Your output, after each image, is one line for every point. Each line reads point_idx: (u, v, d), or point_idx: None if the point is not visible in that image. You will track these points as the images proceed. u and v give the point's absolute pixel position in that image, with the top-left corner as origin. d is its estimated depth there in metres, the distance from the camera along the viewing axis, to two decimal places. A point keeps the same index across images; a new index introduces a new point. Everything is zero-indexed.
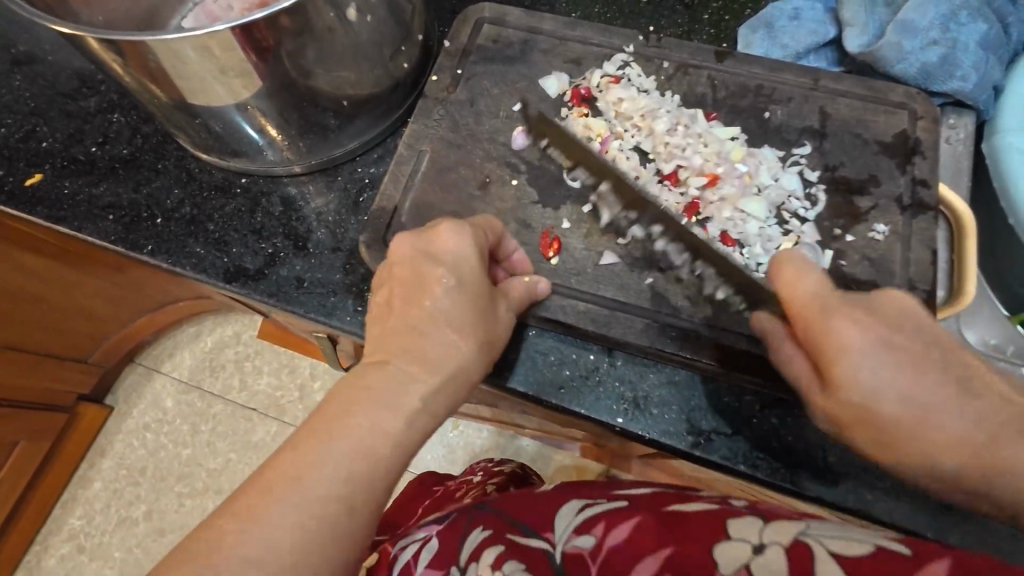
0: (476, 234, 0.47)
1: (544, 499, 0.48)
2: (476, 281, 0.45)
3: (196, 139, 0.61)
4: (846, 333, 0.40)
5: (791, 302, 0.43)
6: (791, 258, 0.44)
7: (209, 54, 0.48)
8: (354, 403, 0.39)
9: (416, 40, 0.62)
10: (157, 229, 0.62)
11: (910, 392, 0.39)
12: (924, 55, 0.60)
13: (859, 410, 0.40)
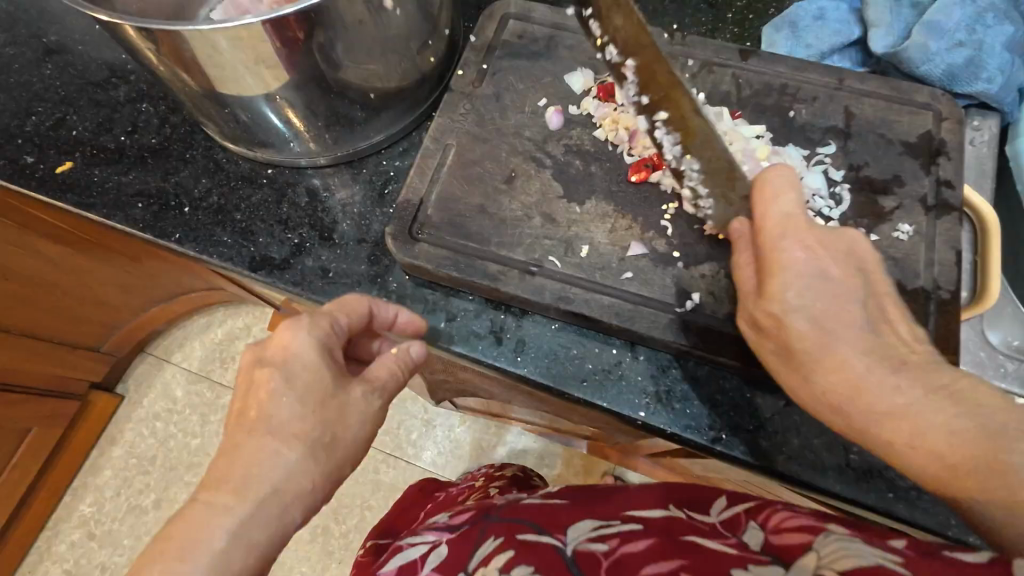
0: (317, 327, 0.44)
1: (552, 509, 0.56)
2: (315, 378, 0.42)
3: (225, 129, 0.62)
4: (796, 254, 0.43)
5: (762, 216, 0.45)
6: (773, 175, 0.46)
7: (242, 43, 0.49)
8: (176, 530, 0.37)
9: (443, 35, 0.62)
10: (185, 218, 0.63)
11: (843, 314, 0.41)
12: (949, 56, 0.61)
13: (786, 315, 0.42)
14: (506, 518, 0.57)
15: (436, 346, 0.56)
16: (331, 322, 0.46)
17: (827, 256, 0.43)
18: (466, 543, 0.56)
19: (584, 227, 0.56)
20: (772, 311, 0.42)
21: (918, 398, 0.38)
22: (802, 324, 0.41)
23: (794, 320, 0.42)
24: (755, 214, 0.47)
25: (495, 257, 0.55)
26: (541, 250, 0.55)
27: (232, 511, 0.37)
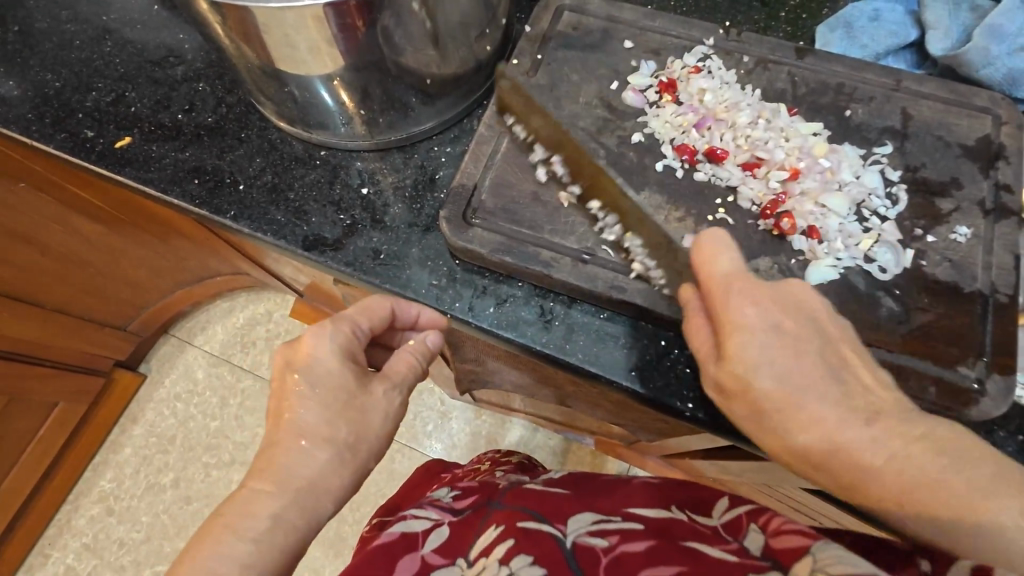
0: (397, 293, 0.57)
1: (557, 499, 0.62)
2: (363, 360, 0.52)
3: (281, 107, 0.63)
4: (749, 309, 0.44)
5: (707, 279, 0.46)
6: (710, 236, 0.47)
7: (314, 22, 0.50)
8: (239, 497, 0.45)
9: (500, 24, 0.63)
10: (239, 196, 0.64)
11: (768, 368, 0.43)
12: (1011, 61, 0.60)
13: (750, 374, 0.43)
14: (507, 506, 0.62)
15: (482, 330, 0.57)
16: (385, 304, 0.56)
17: (770, 305, 0.44)
18: (469, 527, 0.61)
19: (637, 217, 0.56)
20: (739, 373, 0.43)
21: (900, 452, 0.40)
22: (767, 384, 0.42)
23: (760, 380, 0.43)
24: (699, 272, 0.47)
25: (547, 243, 0.55)
26: (594, 238, 0.55)
27: (281, 503, 0.45)
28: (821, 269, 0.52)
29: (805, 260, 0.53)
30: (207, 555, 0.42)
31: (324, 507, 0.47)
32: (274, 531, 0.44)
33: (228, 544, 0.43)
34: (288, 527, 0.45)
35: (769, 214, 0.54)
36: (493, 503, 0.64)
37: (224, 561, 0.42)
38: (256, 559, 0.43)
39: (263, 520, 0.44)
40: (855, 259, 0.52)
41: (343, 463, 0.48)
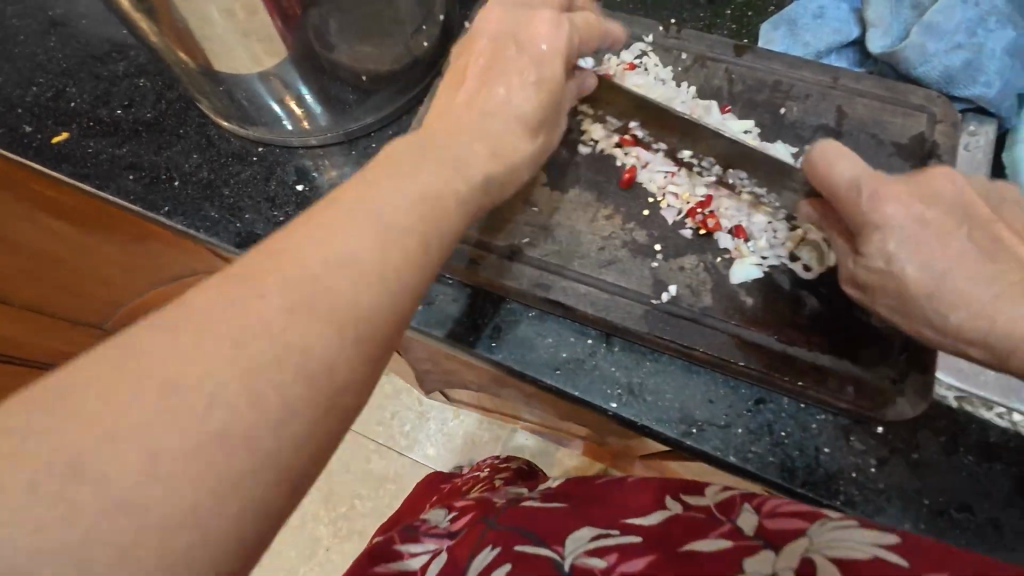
0: (515, 74, 0.47)
1: (558, 513, 0.47)
2: (556, 72, 0.48)
3: (216, 105, 0.62)
4: (890, 209, 0.43)
5: (832, 191, 0.45)
6: (823, 147, 0.46)
7: (246, 26, 0.49)
8: (331, 220, 0.33)
9: (438, 20, 0.63)
10: (174, 191, 0.63)
11: (965, 243, 0.43)
12: (947, 59, 0.59)
13: (877, 235, 0.44)
14: (503, 521, 0.48)
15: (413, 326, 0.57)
16: (522, 77, 0.47)
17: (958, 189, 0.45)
18: (466, 540, 0.49)
19: (567, 215, 0.55)
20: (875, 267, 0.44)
21: None
22: (913, 271, 0.42)
23: (904, 268, 0.43)
24: (819, 185, 0.46)
25: (474, 241, 0.55)
26: (522, 235, 0.55)
27: (296, 303, 0.30)
28: (743, 267, 0.52)
29: (729, 259, 0.52)
30: (156, 337, 0.28)
31: (343, 378, 0.31)
32: (270, 400, 0.29)
33: (310, 240, 0.32)
34: (302, 295, 0.30)
35: (695, 212, 0.54)
36: (488, 518, 0.50)
37: (225, 319, 0.29)
38: (240, 450, 0.28)
39: (321, 244, 0.32)
40: (779, 258, 0.52)
41: (401, 229, 0.34)
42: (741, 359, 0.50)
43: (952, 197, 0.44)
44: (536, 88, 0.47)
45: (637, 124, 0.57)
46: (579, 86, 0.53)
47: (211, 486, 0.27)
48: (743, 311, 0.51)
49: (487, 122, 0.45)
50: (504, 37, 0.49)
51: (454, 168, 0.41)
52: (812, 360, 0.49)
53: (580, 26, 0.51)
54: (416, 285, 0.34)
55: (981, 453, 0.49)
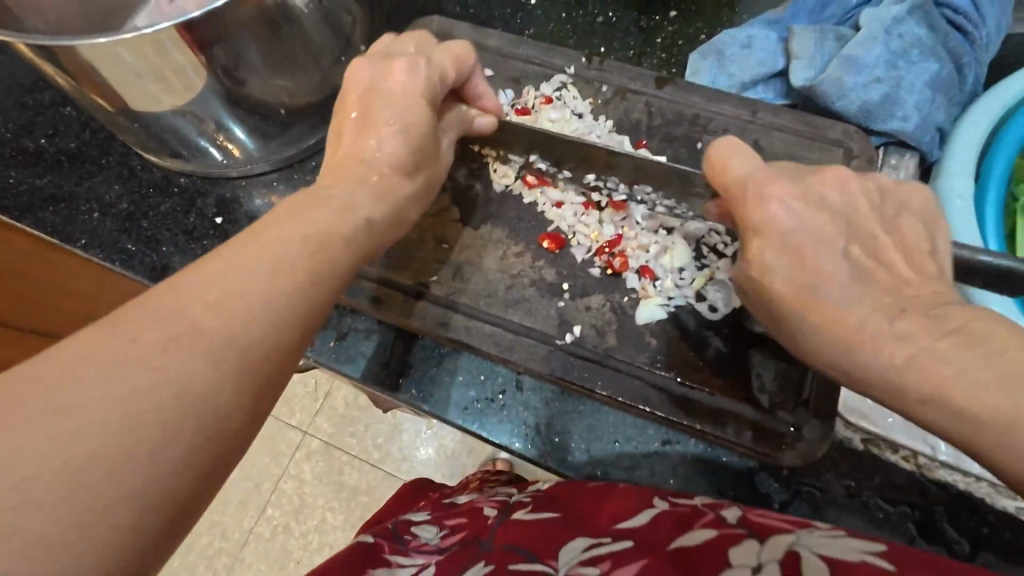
0: (382, 124, 0.46)
1: (553, 527, 0.44)
2: (423, 111, 0.47)
3: (135, 139, 0.60)
4: (777, 208, 0.42)
5: (726, 187, 0.45)
6: (720, 143, 0.45)
7: (148, 65, 0.48)
8: (210, 264, 0.32)
9: (359, 51, 0.63)
10: (92, 224, 0.63)
11: (842, 261, 0.41)
12: (865, 93, 0.59)
13: (766, 235, 0.42)
14: (499, 542, 0.45)
15: (322, 360, 0.56)
16: (390, 127, 0.46)
17: (846, 194, 0.44)
18: (461, 555, 0.45)
19: (477, 253, 0.55)
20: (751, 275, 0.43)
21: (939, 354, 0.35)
22: (781, 286, 0.41)
23: (773, 280, 0.41)
24: (716, 182, 0.45)
25: (381, 278, 0.54)
26: (430, 273, 0.54)
27: (172, 345, 0.29)
28: (649, 307, 0.51)
29: (636, 298, 0.52)
30: (25, 383, 0.27)
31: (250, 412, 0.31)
32: (138, 425, 0.27)
33: (194, 287, 0.31)
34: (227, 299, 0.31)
35: (604, 252, 0.54)
36: (483, 538, 0.46)
37: (92, 367, 0.28)
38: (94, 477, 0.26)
39: (202, 288, 0.31)
40: (686, 298, 0.52)
41: (279, 264, 0.34)
42: (641, 403, 0.48)
43: (841, 202, 0.44)
44: (405, 133, 0.46)
45: (537, 156, 0.54)
46: (471, 118, 0.53)
47: (71, 516, 0.25)
48: (647, 352, 0.50)
49: (361, 168, 0.44)
50: (368, 89, 0.47)
51: (346, 209, 0.40)
52: (711, 404, 0.48)
53: (442, 61, 0.49)
54: (297, 312, 0.33)
55: (882, 493, 0.49)
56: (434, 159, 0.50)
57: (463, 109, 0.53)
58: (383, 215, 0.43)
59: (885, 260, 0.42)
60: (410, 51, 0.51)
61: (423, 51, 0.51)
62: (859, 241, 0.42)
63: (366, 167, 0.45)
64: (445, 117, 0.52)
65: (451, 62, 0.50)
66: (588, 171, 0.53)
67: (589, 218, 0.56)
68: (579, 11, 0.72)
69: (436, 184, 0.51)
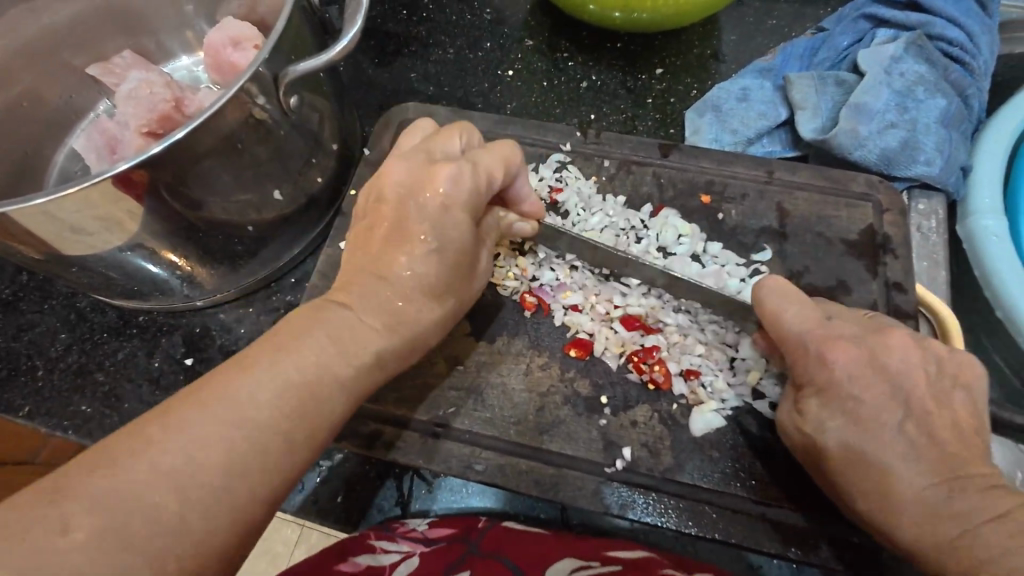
0: (416, 240, 0.39)
1: (543, 545, 0.44)
2: (462, 230, 0.41)
3: (79, 285, 0.52)
4: (839, 360, 0.40)
5: (779, 338, 0.43)
6: (768, 290, 0.43)
7: (85, 203, 0.41)
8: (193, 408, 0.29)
9: (331, 150, 0.56)
10: (37, 385, 0.54)
11: (901, 433, 0.38)
12: (881, 141, 0.56)
13: (831, 396, 0.40)
14: (486, 547, 0.44)
15: (325, 519, 0.50)
16: (424, 243, 0.40)
17: (909, 361, 0.40)
18: (448, 556, 0.43)
19: (497, 372, 0.48)
20: (804, 430, 0.41)
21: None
22: (835, 446, 0.39)
23: (824, 441, 0.40)
24: (762, 316, 0.44)
25: (388, 417, 0.47)
26: (445, 404, 0.47)
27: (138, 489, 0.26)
28: (703, 416, 0.46)
29: (687, 404, 0.46)
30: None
31: None
32: None
33: (197, 425, 0.29)
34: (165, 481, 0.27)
35: (641, 365, 0.47)
36: (471, 538, 0.45)
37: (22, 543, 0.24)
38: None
39: (175, 440, 0.28)
40: (742, 397, 0.47)
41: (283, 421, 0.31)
42: (716, 532, 0.42)
43: (902, 370, 0.40)
44: (438, 253, 0.40)
45: (576, 256, 0.51)
46: (507, 225, 0.47)
47: None
48: (709, 468, 0.44)
49: (381, 292, 0.39)
50: (402, 198, 0.40)
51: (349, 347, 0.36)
52: (794, 520, 0.42)
53: (487, 164, 0.42)
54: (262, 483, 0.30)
55: None
56: (467, 279, 0.44)
57: (503, 214, 0.46)
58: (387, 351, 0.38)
59: (935, 436, 0.38)
60: (451, 149, 0.43)
61: (468, 153, 0.43)
62: (915, 420, 0.38)
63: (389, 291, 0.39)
64: (484, 226, 0.45)
65: (500, 166, 0.42)
66: (629, 275, 0.50)
67: (612, 322, 0.50)
68: (560, 77, 0.68)
69: (463, 308, 0.45)
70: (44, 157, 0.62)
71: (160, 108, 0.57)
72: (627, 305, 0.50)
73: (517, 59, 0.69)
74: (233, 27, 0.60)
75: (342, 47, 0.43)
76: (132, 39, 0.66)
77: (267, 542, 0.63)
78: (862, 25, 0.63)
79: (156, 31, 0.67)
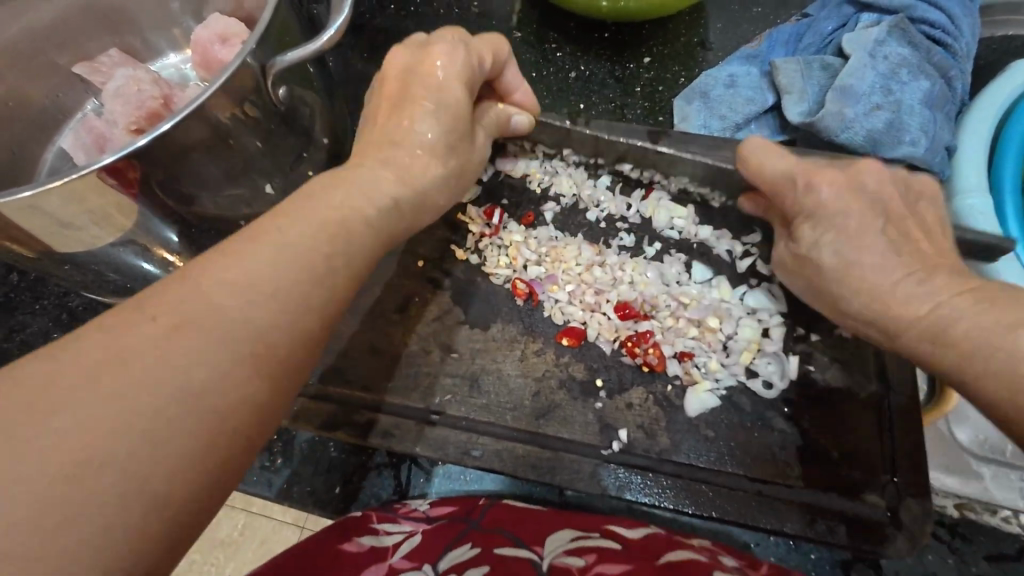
0: (416, 102, 0.41)
1: (542, 520, 0.44)
2: (462, 97, 0.42)
3: (70, 283, 0.52)
4: (824, 189, 0.42)
5: (768, 185, 0.44)
6: (751, 146, 0.44)
7: (75, 197, 0.40)
8: (155, 312, 0.26)
9: (321, 143, 0.56)
10: None
11: (886, 238, 0.40)
12: (867, 121, 0.57)
13: (821, 219, 0.42)
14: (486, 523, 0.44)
15: (326, 511, 0.50)
16: (425, 101, 0.41)
17: (883, 180, 0.42)
18: (448, 531, 0.43)
19: (491, 359, 0.48)
20: (799, 252, 0.44)
21: None
22: (830, 259, 0.41)
23: (822, 260, 0.42)
24: (749, 169, 0.45)
25: (384, 407, 0.47)
26: (442, 392, 0.47)
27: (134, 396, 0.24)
28: (698, 397, 0.46)
29: (681, 386, 0.47)
30: None
31: None
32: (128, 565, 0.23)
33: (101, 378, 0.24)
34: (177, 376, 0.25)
35: (634, 349, 0.48)
36: (472, 516, 0.45)
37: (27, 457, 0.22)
38: (140, 488, 0.23)
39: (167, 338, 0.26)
40: (735, 377, 0.47)
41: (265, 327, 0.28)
42: (714, 510, 0.42)
43: (878, 186, 0.42)
44: (439, 113, 0.41)
45: (571, 150, 0.52)
46: (507, 118, 0.48)
47: None
48: (704, 447, 0.45)
49: (392, 150, 0.40)
50: (405, 73, 0.42)
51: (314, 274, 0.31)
52: (790, 497, 0.43)
53: (481, 47, 0.42)
54: (264, 386, 0.28)
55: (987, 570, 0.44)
56: (469, 142, 0.44)
57: (500, 106, 0.48)
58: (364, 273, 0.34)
59: (910, 236, 0.41)
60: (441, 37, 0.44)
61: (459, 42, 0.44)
62: (894, 223, 0.41)
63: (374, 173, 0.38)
64: (482, 116, 0.46)
65: (490, 49, 0.43)
66: (622, 163, 0.52)
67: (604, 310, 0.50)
68: (548, 68, 0.68)
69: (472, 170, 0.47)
70: (33, 159, 0.62)
71: (148, 105, 0.57)
72: (620, 292, 0.50)
73: None
74: (219, 24, 0.60)
75: (330, 36, 0.43)
76: (118, 38, 0.66)
77: (268, 543, 0.62)
78: (847, 9, 0.63)
79: (141, 29, 0.67)
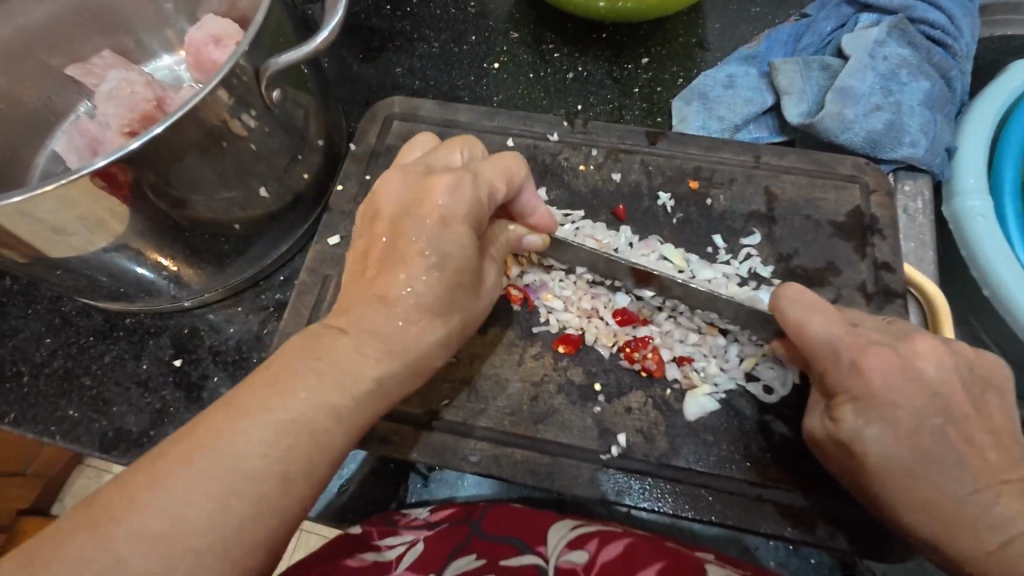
0: (416, 257, 0.38)
1: (542, 521, 0.44)
2: (465, 242, 0.39)
3: (62, 288, 0.51)
4: (875, 367, 0.38)
5: (808, 346, 0.41)
6: (787, 295, 0.41)
7: (66, 202, 0.40)
8: (179, 452, 0.29)
9: (317, 145, 0.56)
10: (22, 391, 0.54)
11: (935, 437, 0.37)
12: (867, 123, 0.56)
13: (868, 404, 0.38)
14: (488, 529, 0.43)
15: (322, 517, 0.50)
16: (424, 258, 0.38)
17: (942, 370, 0.39)
18: (450, 537, 0.43)
19: (489, 363, 0.48)
20: (836, 435, 0.39)
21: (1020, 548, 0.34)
22: (878, 445, 0.38)
23: (864, 429, 0.38)
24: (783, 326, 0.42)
25: None
26: (439, 396, 0.47)
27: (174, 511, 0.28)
28: (696, 401, 0.46)
29: (680, 389, 0.46)
30: None
31: None
32: None
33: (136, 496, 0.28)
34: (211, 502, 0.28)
35: (633, 354, 0.47)
36: (474, 520, 0.44)
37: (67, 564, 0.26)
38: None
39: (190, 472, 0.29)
40: (735, 380, 0.47)
41: (277, 437, 0.31)
42: (713, 515, 0.42)
43: (939, 378, 0.39)
44: (439, 269, 0.39)
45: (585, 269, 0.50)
46: (516, 239, 0.45)
47: None
48: (704, 451, 0.44)
49: (379, 315, 0.38)
50: (399, 215, 0.40)
51: (325, 377, 0.34)
52: (789, 501, 0.43)
53: (488, 176, 0.41)
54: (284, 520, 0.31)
55: None
56: (473, 295, 0.42)
57: (510, 227, 0.45)
58: (387, 377, 0.37)
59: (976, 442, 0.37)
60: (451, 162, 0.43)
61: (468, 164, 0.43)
62: (954, 424, 0.38)
63: (366, 328, 0.37)
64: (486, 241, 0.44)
65: (502, 178, 0.42)
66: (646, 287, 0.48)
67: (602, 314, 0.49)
68: (546, 69, 0.68)
69: (473, 321, 0.44)
70: (25, 161, 0.61)
71: (142, 107, 0.56)
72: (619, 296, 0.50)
73: (502, 52, 0.69)
74: (213, 25, 0.59)
75: (324, 38, 0.43)
76: (112, 39, 0.66)
77: None
78: (845, 10, 0.63)
79: (135, 30, 0.66)
